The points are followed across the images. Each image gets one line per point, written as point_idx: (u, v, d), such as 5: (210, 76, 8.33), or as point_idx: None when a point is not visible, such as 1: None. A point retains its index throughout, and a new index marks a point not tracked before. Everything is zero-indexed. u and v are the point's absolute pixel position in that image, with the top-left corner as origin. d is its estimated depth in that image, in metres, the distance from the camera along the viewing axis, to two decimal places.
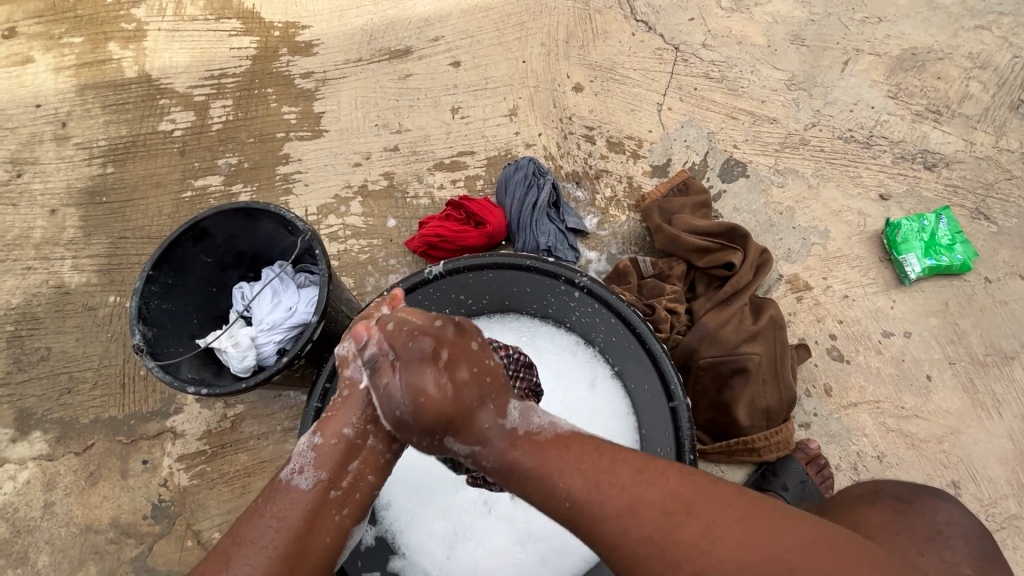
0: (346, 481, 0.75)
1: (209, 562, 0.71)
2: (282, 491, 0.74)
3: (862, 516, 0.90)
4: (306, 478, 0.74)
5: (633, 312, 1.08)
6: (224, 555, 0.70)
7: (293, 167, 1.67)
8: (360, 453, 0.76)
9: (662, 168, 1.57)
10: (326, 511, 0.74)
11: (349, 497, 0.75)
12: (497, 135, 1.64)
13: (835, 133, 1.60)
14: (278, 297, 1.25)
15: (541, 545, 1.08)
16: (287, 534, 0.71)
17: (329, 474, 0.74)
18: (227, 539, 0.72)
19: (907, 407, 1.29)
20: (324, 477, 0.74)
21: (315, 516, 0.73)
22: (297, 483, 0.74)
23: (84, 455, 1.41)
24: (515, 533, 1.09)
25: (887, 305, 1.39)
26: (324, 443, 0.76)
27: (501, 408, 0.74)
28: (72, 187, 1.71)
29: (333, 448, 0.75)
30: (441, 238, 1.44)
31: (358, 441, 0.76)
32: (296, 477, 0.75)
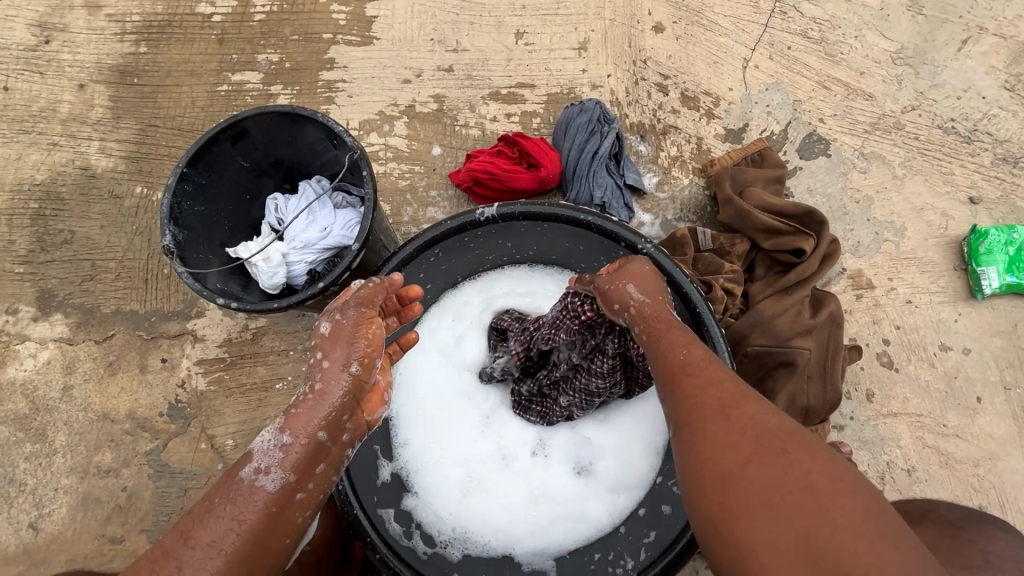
0: (313, 486, 0.69)
1: (150, 560, 0.61)
2: (241, 491, 0.65)
3: None
4: (271, 479, 0.66)
5: (694, 288, 1.00)
6: (171, 558, 0.60)
7: (337, 75, 1.54)
8: (327, 456, 0.71)
9: (736, 133, 1.43)
10: (290, 513, 0.67)
11: (312, 498, 0.70)
12: (562, 69, 1.49)
13: (935, 121, 1.44)
14: (313, 215, 1.18)
15: (556, 507, 1.04)
16: (249, 538, 0.63)
17: (296, 477, 0.68)
18: (173, 538, 0.62)
19: (948, 426, 1.24)
20: (292, 479, 0.67)
21: (277, 519, 0.66)
22: (262, 486, 0.66)
23: (104, 344, 1.40)
24: (531, 491, 1.06)
25: (951, 317, 1.30)
26: (294, 445, 0.69)
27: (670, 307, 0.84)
28: (103, 63, 1.60)
29: (302, 449, 0.69)
30: (489, 175, 1.34)
31: (329, 443, 0.71)
32: (259, 477, 0.66)
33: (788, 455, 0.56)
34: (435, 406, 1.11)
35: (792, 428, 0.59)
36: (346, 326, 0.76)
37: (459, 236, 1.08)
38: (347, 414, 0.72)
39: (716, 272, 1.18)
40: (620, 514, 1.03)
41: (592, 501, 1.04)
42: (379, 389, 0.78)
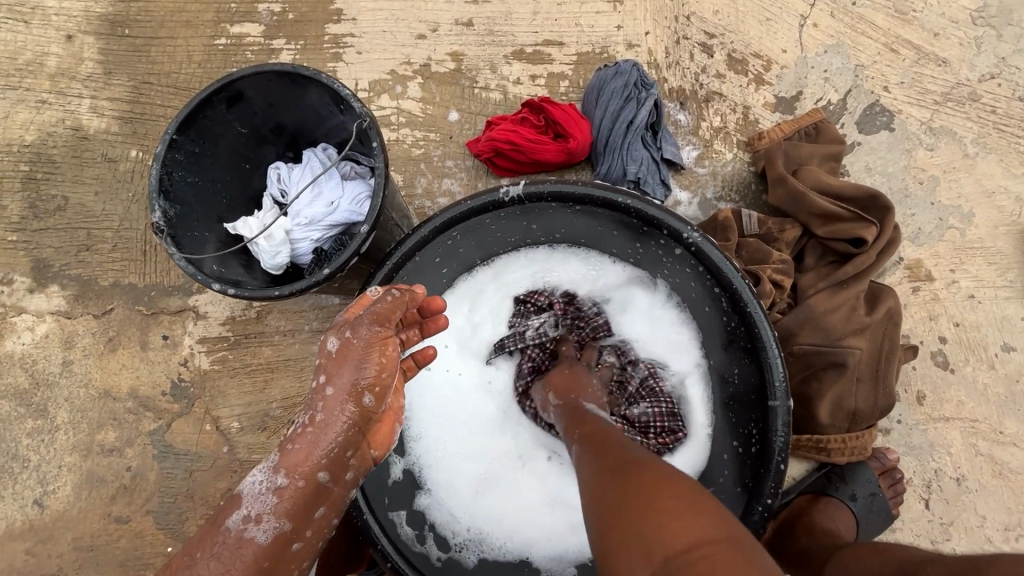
0: (310, 532, 0.71)
1: None
2: (232, 541, 0.67)
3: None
4: (263, 531, 0.68)
5: (744, 282, 0.85)
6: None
7: (345, 28, 1.39)
8: (327, 500, 0.71)
9: (789, 101, 1.28)
10: (285, 561, 0.69)
11: (313, 541, 0.72)
12: (595, 25, 1.33)
13: (1016, 92, 1.27)
14: (319, 188, 1.08)
15: (573, 511, 0.98)
16: None
17: (291, 526, 0.70)
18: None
19: (1005, 434, 1.14)
20: (284, 529, 0.69)
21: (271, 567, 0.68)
22: (255, 538, 0.67)
23: (103, 319, 1.33)
24: (547, 494, 0.99)
25: (1017, 315, 1.18)
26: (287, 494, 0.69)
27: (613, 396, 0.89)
28: (91, 11, 1.47)
29: (295, 497, 0.69)
30: (512, 145, 1.21)
31: (328, 488, 0.71)
32: (248, 530, 0.68)
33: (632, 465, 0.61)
34: (451, 399, 1.04)
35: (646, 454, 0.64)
36: (353, 349, 0.72)
37: (478, 217, 0.94)
38: (348, 451, 0.71)
39: (762, 261, 1.06)
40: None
41: None
42: (387, 425, 0.75)
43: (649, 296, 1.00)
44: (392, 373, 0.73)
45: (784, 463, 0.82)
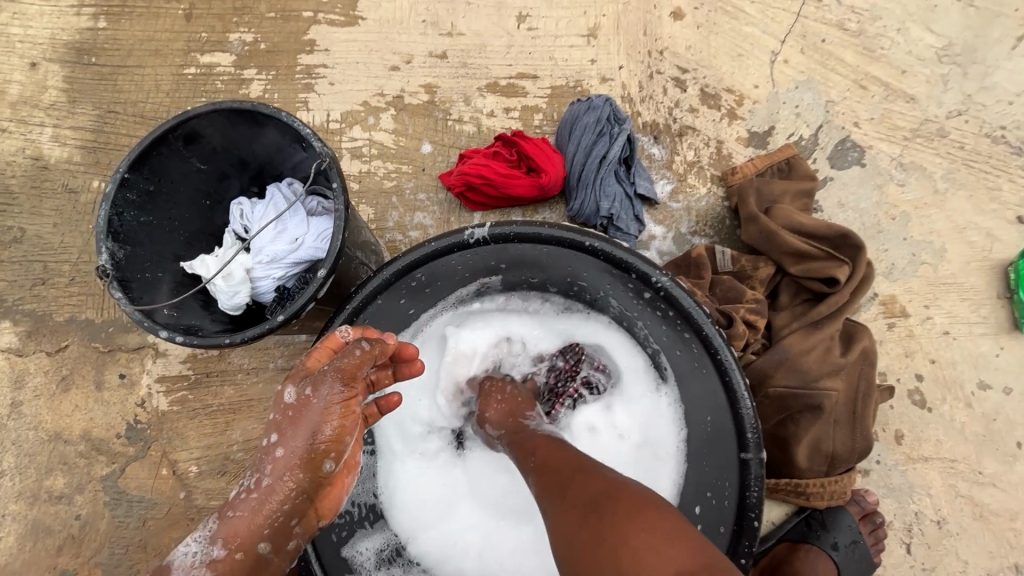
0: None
1: None
2: None
3: None
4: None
5: (716, 332, 0.84)
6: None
7: (318, 59, 1.38)
8: (265, 566, 0.73)
9: (761, 136, 1.28)
10: None
11: None
12: (569, 59, 1.33)
13: (984, 128, 1.28)
14: (283, 225, 1.04)
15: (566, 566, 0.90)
16: None
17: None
18: None
19: (985, 474, 1.11)
20: None
21: None
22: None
23: (56, 356, 1.27)
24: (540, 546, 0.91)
25: (991, 351, 1.17)
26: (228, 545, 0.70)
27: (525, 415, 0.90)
28: (58, 39, 1.45)
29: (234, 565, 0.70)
30: (484, 180, 1.20)
31: (268, 556, 0.73)
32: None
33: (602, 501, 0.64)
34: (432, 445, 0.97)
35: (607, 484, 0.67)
36: (305, 412, 0.72)
37: (442, 257, 0.91)
38: (294, 517, 0.73)
39: (735, 300, 1.05)
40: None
41: None
42: (337, 489, 0.77)
43: (615, 342, 0.97)
44: (349, 436, 0.74)
45: (758, 517, 0.82)
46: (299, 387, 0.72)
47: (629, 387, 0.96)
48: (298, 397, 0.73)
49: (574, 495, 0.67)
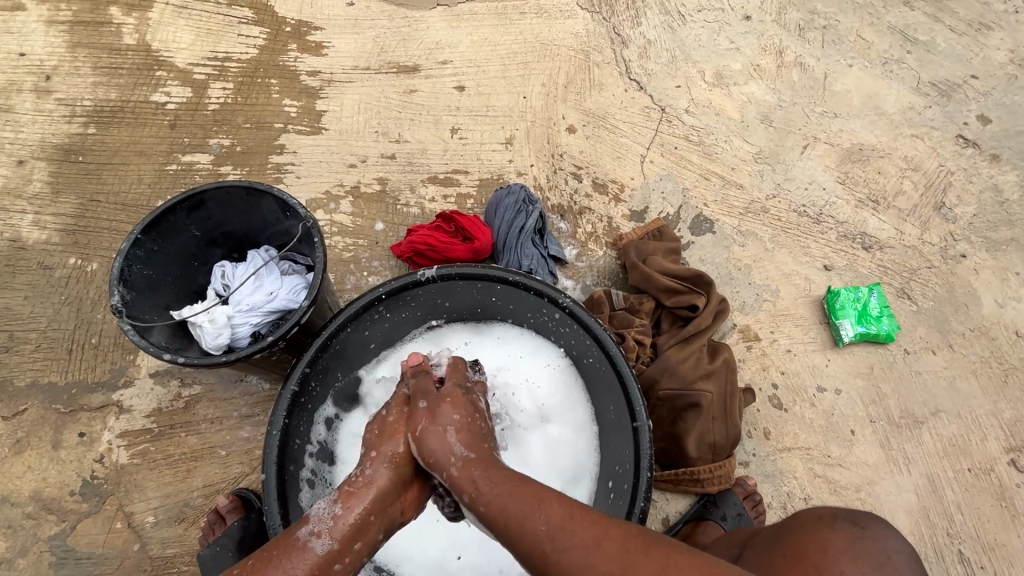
0: (349, 558, 0.82)
1: None
2: (297, 549, 0.79)
3: (826, 538, 0.91)
4: (321, 541, 0.80)
5: (609, 336, 1.12)
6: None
7: (287, 158, 1.69)
8: (364, 536, 0.84)
9: (639, 213, 1.69)
10: None
11: (346, 571, 0.82)
12: (492, 159, 1.73)
13: (792, 206, 1.77)
14: (260, 280, 1.23)
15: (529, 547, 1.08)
16: None
17: (338, 547, 0.81)
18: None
19: (833, 457, 1.44)
20: (334, 547, 0.80)
21: None
22: (313, 546, 0.80)
23: (13, 420, 1.32)
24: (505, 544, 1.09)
25: (822, 363, 1.55)
26: (349, 514, 0.83)
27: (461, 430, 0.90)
28: (47, 142, 1.66)
29: (349, 524, 0.82)
30: (429, 246, 1.50)
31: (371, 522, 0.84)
32: (314, 538, 0.80)
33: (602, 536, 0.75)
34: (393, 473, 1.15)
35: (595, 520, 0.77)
36: (395, 421, 0.94)
37: (400, 294, 1.17)
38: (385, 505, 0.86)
39: (627, 326, 1.39)
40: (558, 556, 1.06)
41: None
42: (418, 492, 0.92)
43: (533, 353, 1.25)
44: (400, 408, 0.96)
45: (649, 472, 1.03)
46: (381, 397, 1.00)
47: (545, 379, 1.23)
48: (386, 417, 0.95)
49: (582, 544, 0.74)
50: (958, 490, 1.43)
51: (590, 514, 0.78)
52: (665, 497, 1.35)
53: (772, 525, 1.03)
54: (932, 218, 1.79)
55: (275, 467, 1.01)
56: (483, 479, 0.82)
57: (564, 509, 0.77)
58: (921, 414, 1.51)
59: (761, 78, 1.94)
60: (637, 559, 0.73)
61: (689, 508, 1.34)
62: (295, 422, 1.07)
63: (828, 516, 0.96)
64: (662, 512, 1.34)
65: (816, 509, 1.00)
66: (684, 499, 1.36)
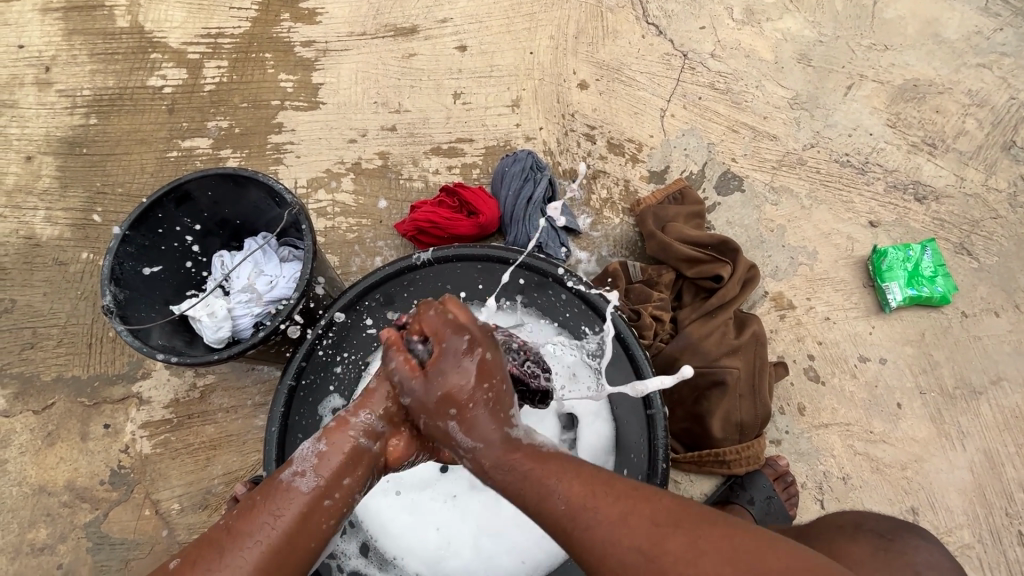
0: (340, 494, 0.75)
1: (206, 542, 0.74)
2: (281, 490, 0.74)
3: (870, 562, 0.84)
4: (305, 482, 0.74)
5: (621, 317, 1.07)
6: (219, 546, 0.72)
7: (285, 137, 1.62)
8: (353, 470, 0.75)
9: (659, 174, 1.55)
10: (315, 517, 0.74)
11: (338, 508, 0.75)
12: (498, 124, 1.61)
13: (833, 156, 1.59)
14: (259, 270, 1.19)
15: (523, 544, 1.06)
16: (282, 535, 0.72)
17: (325, 485, 0.74)
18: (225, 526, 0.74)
19: (875, 433, 1.34)
20: (321, 484, 0.74)
21: (304, 520, 0.73)
22: (297, 485, 0.74)
23: (43, 414, 1.37)
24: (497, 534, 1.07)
25: (866, 330, 1.41)
26: (333, 451, 0.75)
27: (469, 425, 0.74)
28: (52, 135, 1.65)
29: (335, 458, 0.75)
30: (432, 224, 1.42)
31: (359, 457, 0.75)
32: (298, 479, 0.74)
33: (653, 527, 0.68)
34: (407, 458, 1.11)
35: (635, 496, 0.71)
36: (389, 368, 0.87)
37: (399, 280, 1.13)
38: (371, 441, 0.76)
39: (645, 300, 1.31)
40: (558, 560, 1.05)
41: (530, 538, 1.06)
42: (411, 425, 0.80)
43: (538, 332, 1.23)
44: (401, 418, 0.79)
45: (665, 461, 1.00)
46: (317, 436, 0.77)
47: None
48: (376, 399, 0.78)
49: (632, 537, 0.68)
50: (1017, 465, 1.31)
51: (616, 489, 0.72)
52: (689, 479, 1.29)
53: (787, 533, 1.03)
54: (999, 160, 1.58)
55: (276, 463, 1.02)
56: (496, 471, 0.73)
57: (583, 486, 0.72)
58: (979, 383, 1.37)
59: (799, 11, 1.72)
60: (666, 532, 0.67)
61: (714, 490, 1.28)
62: (295, 417, 1.06)
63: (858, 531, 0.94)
64: (686, 494, 1.28)
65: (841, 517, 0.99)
66: (708, 480, 1.30)
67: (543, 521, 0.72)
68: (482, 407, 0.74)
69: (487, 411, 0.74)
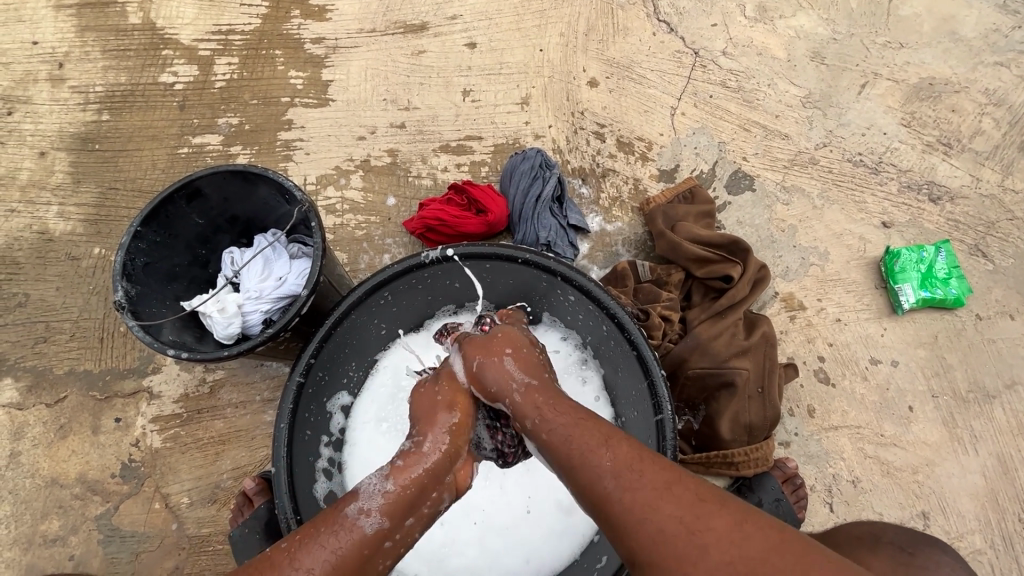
0: (400, 535, 0.78)
1: (259, 569, 0.70)
2: (345, 526, 0.75)
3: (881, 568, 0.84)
4: (370, 521, 0.75)
5: (629, 317, 1.04)
6: (278, 572, 0.70)
7: (295, 134, 1.62)
8: (416, 512, 0.80)
9: (669, 173, 1.54)
10: (375, 557, 0.76)
11: (394, 548, 0.79)
12: (507, 122, 1.60)
13: (846, 156, 1.57)
14: (269, 266, 1.19)
15: (525, 545, 1.06)
16: (340, 573, 0.72)
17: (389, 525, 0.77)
18: (285, 552, 0.72)
19: (886, 436, 1.32)
20: (386, 526, 0.76)
21: (365, 561, 0.75)
22: (362, 525, 0.75)
23: (56, 407, 1.39)
24: (502, 535, 1.07)
25: (877, 332, 1.40)
26: (401, 491, 0.79)
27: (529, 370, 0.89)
28: (64, 131, 1.66)
29: (401, 500, 0.78)
30: (441, 221, 1.42)
31: (423, 498, 0.81)
32: (363, 517, 0.76)
33: (702, 504, 0.66)
34: None
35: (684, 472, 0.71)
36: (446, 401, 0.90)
37: (405, 278, 1.12)
38: (435, 480, 0.82)
39: (654, 300, 1.31)
40: (563, 564, 1.03)
41: (534, 539, 1.06)
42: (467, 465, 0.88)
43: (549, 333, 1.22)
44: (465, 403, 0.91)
45: (674, 464, 0.97)
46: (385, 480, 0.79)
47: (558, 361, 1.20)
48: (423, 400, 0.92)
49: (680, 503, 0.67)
50: None
51: (661, 460, 0.73)
52: None
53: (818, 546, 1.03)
54: (1016, 160, 1.55)
55: (284, 460, 1.00)
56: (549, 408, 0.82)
57: (631, 451, 0.73)
58: (993, 387, 1.35)
59: (813, 8, 1.69)
60: (709, 508, 0.65)
61: (722, 491, 1.27)
62: (303, 412, 1.05)
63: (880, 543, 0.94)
64: None
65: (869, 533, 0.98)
66: (716, 481, 1.29)
67: (585, 486, 0.73)
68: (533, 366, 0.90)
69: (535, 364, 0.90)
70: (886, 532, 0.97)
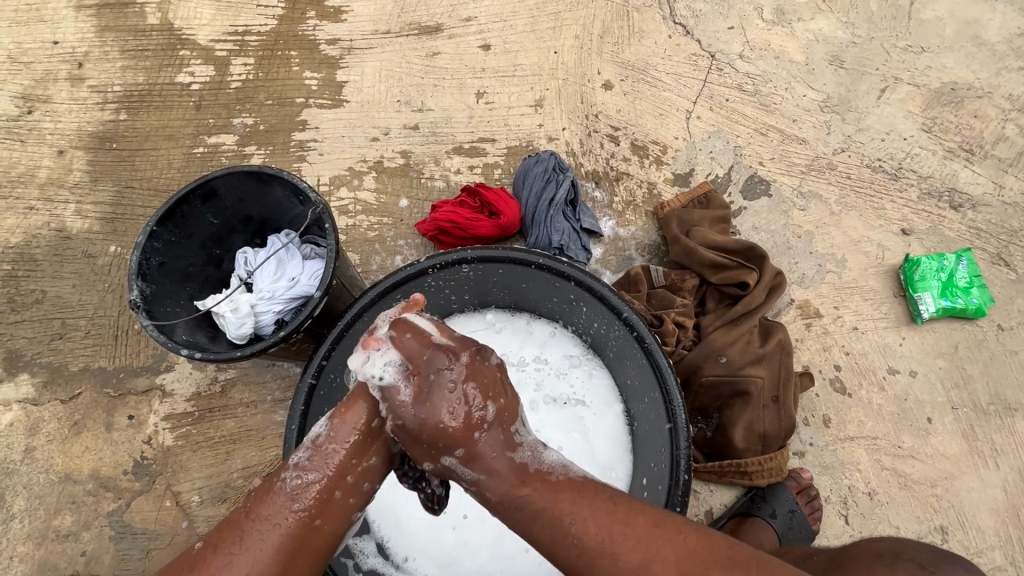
0: (350, 487, 0.79)
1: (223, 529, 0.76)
2: (279, 488, 0.77)
3: None
4: (310, 475, 0.77)
5: (643, 322, 1.04)
6: (238, 528, 0.74)
7: (309, 135, 1.63)
8: (371, 448, 0.80)
9: (684, 177, 1.53)
10: (333, 502, 0.77)
11: (357, 486, 0.80)
12: (521, 124, 1.60)
13: (865, 161, 1.54)
14: (282, 267, 1.19)
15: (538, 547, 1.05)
16: (293, 526, 0.74)
17: (336, 472, 0.78)
18: (241, 512, 0.76)
19: (904, 448, 1.30)
20: (328, 473, 0.78)
21: (321, 507, 0.76)
22: (304, 479, 0.77)
23: (70, 403, 1.40)
24: (514, 539, 1.06)
25: (896, 341, 1.37)
26: (346, 427, 0.80)
27: (512, 444, 0.79)
28: (83, 130, 1.68)
29: (347, 438, 0.80)
30: (453, 224, 1.42)
31: (373, 433, 0.81)
32: (303, 476, 0.77)
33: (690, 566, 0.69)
34: None
35: (654, 523, 0.73)
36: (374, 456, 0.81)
37: (420, 280, 1.12)
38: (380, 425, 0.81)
39: (667, 306, 1.30)
40: None
41: None
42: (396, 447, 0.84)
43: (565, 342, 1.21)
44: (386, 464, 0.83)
45: (688, 474, 0.97)
46: (320, 433, 0.80)
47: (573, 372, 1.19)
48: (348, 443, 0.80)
49: (662, 569, 0.69)
50: None
51: (634, 529, 0.72)
52: (708, 489, 1.27)
53: (827, 557, 1.02)
54: None
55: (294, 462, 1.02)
56: (502, 505, 0.76)
57: (599, 527, 0.72)
58: (1015, 400, 1.32)
59: (832, 11, 1.67)
60: (695, 575, 0.68)
61: (735, 501, 1.25)
62: (315, 416, 1.06)
63: (884, 552, 0.93)
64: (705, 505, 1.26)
65: (906, 558, 0.90)
66: (728, 490, 1.28)
67: (562, 562, 0.74)
68: (485, 437, 0.77)
69: (492, 436, 0.78)
70: (904, 547, 0.94)
